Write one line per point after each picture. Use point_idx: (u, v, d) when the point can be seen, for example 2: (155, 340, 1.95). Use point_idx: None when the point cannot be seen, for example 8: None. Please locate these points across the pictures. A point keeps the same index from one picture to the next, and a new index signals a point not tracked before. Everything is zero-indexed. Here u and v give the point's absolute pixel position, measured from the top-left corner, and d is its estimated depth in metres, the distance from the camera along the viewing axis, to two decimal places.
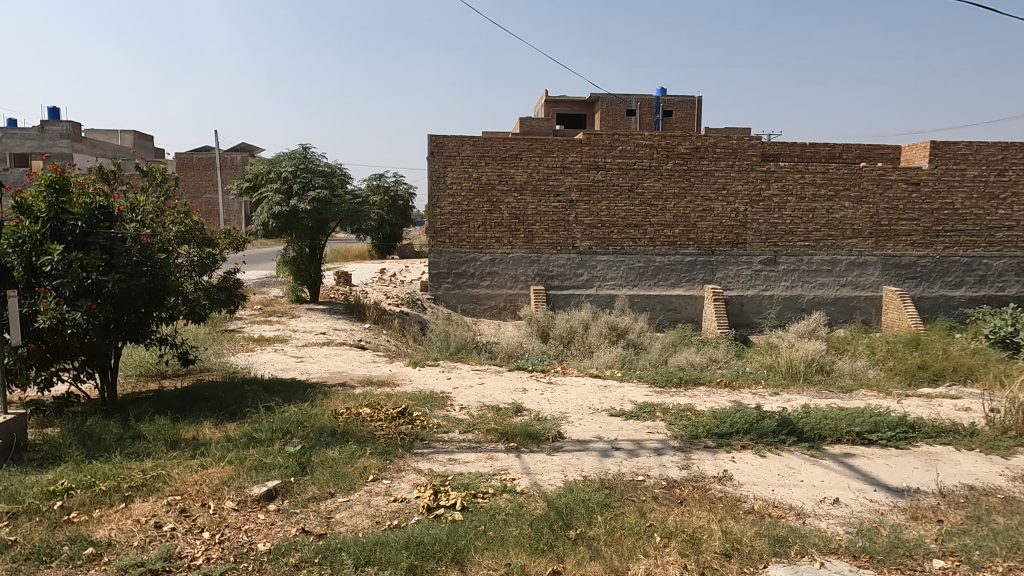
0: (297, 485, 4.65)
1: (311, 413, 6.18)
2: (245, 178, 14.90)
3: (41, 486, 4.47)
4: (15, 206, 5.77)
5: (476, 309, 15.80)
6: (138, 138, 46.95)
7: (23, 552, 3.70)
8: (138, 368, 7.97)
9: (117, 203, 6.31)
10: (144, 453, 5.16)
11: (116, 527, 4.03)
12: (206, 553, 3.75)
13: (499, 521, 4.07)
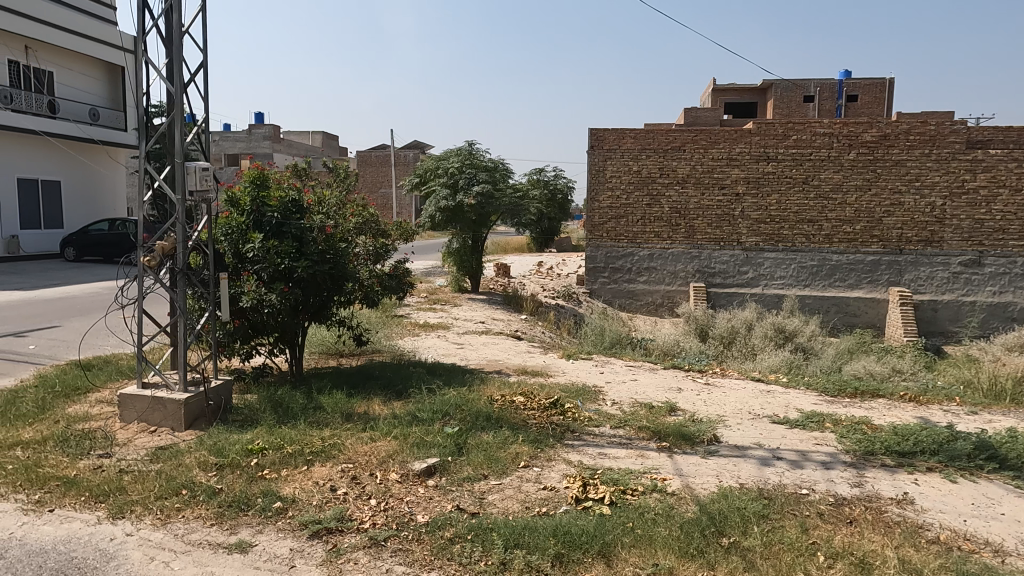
0: (453, 464, 4.90)
1: (468, 398, 6.48)
2: (416, 174, 15.88)
3: (242, 444, 5.12)
4: (227, 200, 6.65)
5: (632, 305, 15.55)
6: (326, 138, 51.92)
7: (227, 500, 4.29)
8: (320, 346, 8.84)
9: (307, 197, 7.00)
10: (324, 423, 5.73)
11: (299, 486, 4.52)
12: (372, 518, 4.08)
13: (647, 519, 4.00)
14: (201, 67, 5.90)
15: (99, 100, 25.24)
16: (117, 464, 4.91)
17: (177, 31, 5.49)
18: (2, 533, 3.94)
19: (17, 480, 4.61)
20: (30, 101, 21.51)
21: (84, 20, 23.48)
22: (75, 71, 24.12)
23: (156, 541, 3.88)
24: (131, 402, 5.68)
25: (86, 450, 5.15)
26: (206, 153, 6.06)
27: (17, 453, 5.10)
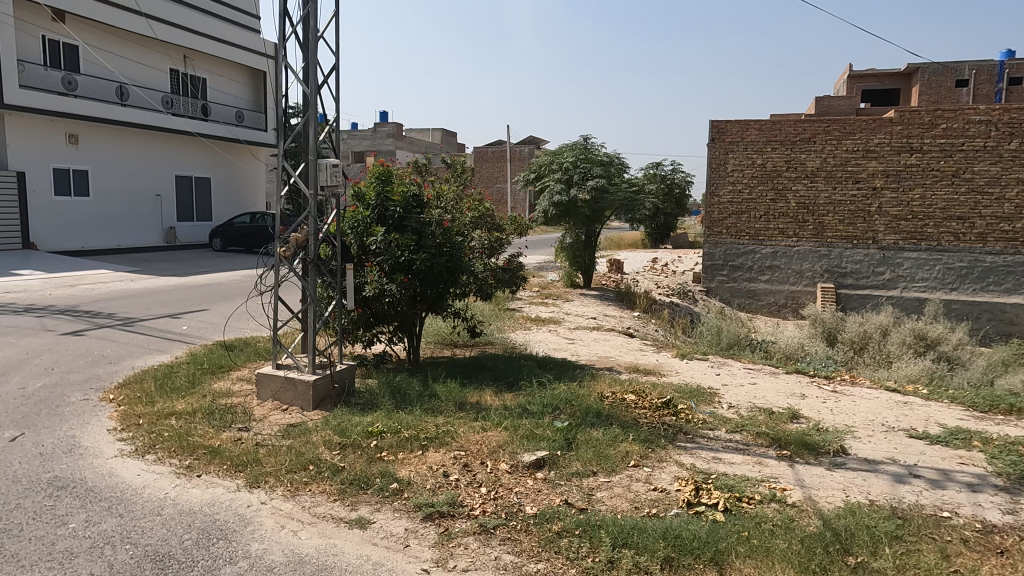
0: (562, 458, 4.91)
1: (579, 393, 6.46)
2: (531, 169, 16.02)
3: (363, 426, 5.41)
4: (353, 195, 7.03)
5: (753, 305, 14.86)
6: (445, 135, 53.51)
7: (348, 478, 4.56)
8: (436, 336, 9.15)
9: (427, 192, 7.25)
10: (439, 410, 5.93)
11: (414, 469, 4.72)
12: (482, 505, 4.18)
13: (764, 530, 3.81)
14: (333, 69, 6.27)
15: (244, 103, 27.53)
16: (254, 438, 5.35)
17: (313, 35, 5.87)
18: (158, 493, 4.41)
19: (171, 446, 5.14)
20: (187, 106, 23.88)
21: (233, 30, 25.71)
22: (225, 77, 26.49)
23: (286, 511, 4.19)
24: (266, 381, 6.16)
25: (228, 423, 5.65)
26: (336, 150, 6.44)
27: (171, 422, 5.68)
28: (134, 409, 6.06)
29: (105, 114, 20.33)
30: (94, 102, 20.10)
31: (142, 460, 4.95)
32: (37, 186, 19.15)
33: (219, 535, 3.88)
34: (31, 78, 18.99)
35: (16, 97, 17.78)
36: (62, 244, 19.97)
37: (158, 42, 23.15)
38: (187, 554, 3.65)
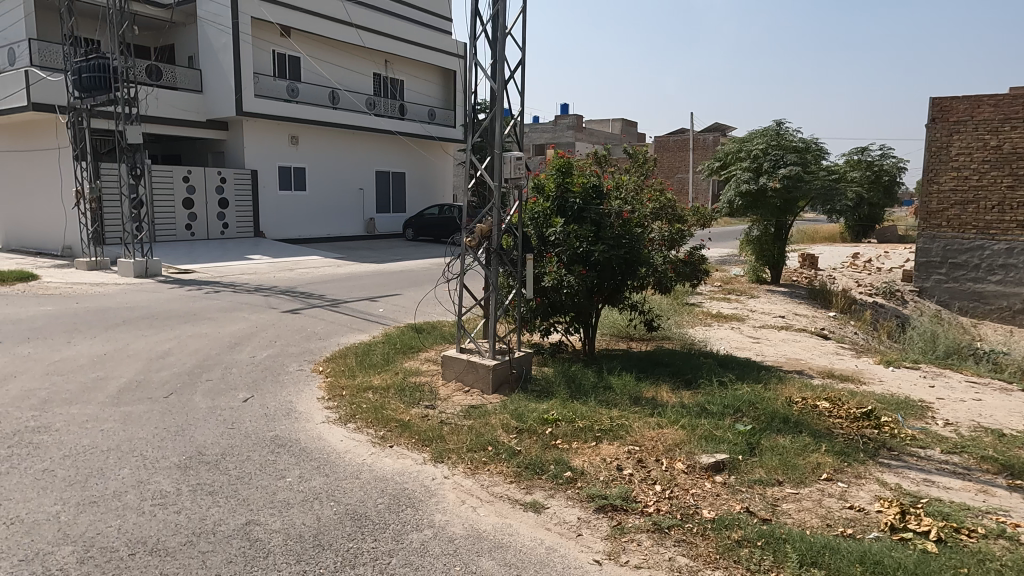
0: (744, 464, 4.64)
1: (764, 396, 6.05)
2: (716, 158, 15.27)
3: (539, 413, 5.54)
4: (534, 187, 7.19)
5: (979, 309, 13.27)
6: (626, 125, 52.91)
7: (524, 462, 4.70)
8: (612, 329, 9.09)
9: (607, 183, 7.20)
10: (613, 403, 5.89)
11: (588, 460, 4.73)
12: (656, 504, 4.09)
13: (989, 569, 3.30)
14: (519, 63, 6.44)
15: (437, 102, 29.41)
16: (439, 415, 5.71)
17: (501, 32, 6.08)
18: (357, 458, 4.89)
19: (368, 418, 5.66)
20: (387, 107, 26.04)
21: (429, 33, 27.53)
22: (420, 78, 28.47)
23: (466, 487, 4.42)
24: (451, 363, 6.54)
25: (416, 400, 6.09)
26: (521, 142, 6.63)
27: (369, 395, 6.26)
28: (339, 382, 6.76)
29: (320, 117, 22.84)
30: (312, 107, 22.67)
31: (345, 427, 5.52)
32: (267, 182, 22.05)
33: (407, 503, 4.20)
34: (264, 88, 21.89)
35: (252, 105, 20.60)
36: (285, 233, 22.83)
37: (365, 50, 25.50)
38: (380, 516, 4.00)
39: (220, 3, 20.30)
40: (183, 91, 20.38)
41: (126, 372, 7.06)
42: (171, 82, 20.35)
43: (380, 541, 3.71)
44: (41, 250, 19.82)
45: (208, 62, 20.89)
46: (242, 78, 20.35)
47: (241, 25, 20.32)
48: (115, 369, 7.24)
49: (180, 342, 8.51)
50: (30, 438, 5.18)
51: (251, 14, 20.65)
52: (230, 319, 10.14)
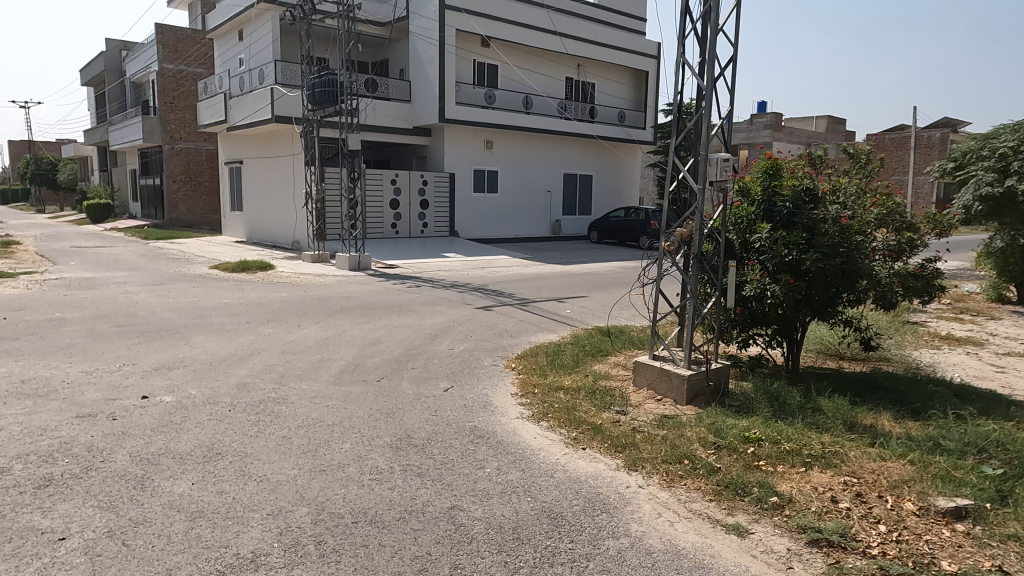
0: (993, 514, 3.97)
1: (1017, 437, 5.14)
2: (951, 158, 13.44)
3: (739, 430, 5.22)
4: (738, 190, 6.83)
5: None
6: (832, 123, 48.57)
7: (724, 480, 4.46)
8: (819, 345, 8.36)
9: (822, 185, 6.60)
10: (824, 427, 5.38)
11: (796, 487, 4.37)
12: (881, 546, 3.66)
13: None
14: (731, 60, 6.13)
15: (628, 104, 29.18)
16: (631, 422, 5.62)
17: (713, 28, 5.82)
18: (551, 457, 4.97)
19: (561, 417, 5.75)
20: (578, 110, 26.33)
21: (623, 35, 27.36)
22: (612, 80, 28.42)
23: (662, 500, 4.29)
24: (644, 370, 6.41)
25: (607, 404, 6.05)
26: (727, 143, 6.31)
27: (560, 395, 6.35)
28: (531, 379, 6.95)
29: (514, 122, 23.71)
30: (507, 112, 23.61)
31: (538, 425, 5.64)
32: (463, 184, 23.39)
33: (602, 508, 4.17)
34: (464, 95, 23.23)
35: (453, 112, 21.97)
36: (477, 233, 24.07)
37: (559, 55, 26.03)
38: (575, 518, 4.02)
39: (429, 18, 21.88)
40: (394, 101, 22.30)
41: (345, 356, 7.86)
42: (385, 93, 22.36)
43: (577, 543, 3.73)
44: (276, 243, 22.82)
45: (417, 74, 22.63)
46: (446, 87, 21.77)
47: (446, 37, 21.70)
48: (336, 351, 8.10)
49: (388, 331, 9.29)
50: (272, 407, 5.96)
51: (455, 26, 22.01)
52: (430, 312, 10.88)
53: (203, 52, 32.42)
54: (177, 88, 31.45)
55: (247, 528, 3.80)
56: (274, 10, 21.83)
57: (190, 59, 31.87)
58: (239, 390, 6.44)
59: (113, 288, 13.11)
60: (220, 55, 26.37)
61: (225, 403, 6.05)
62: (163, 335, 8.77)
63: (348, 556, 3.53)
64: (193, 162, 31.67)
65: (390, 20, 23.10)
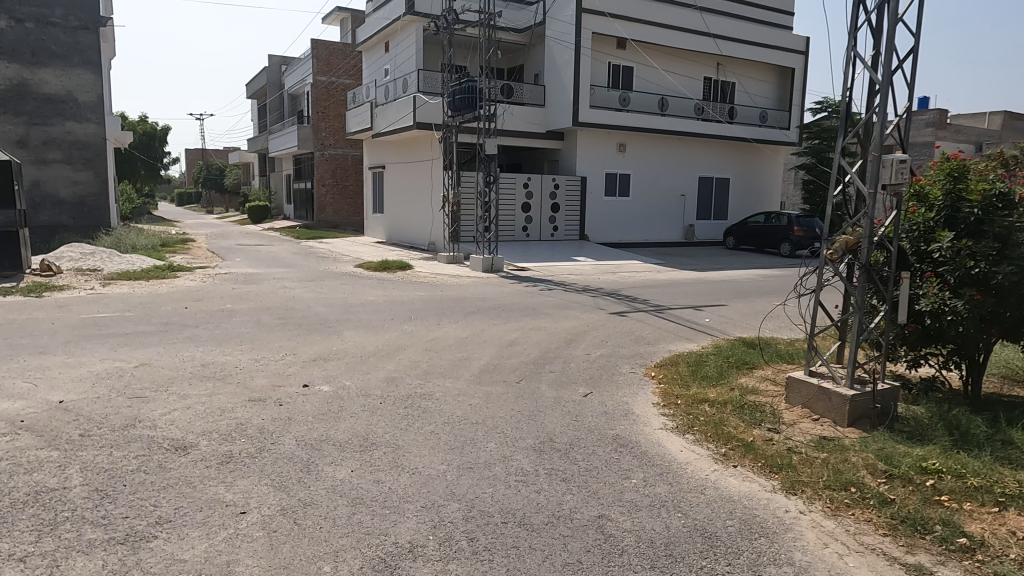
0: None
1: None
2: None
3: (914, 459, 4.73)
4: (913, 194, 6.26)
5: None
6: (1010, 119, 43.19)
7: (901, 514, 4.04)
8: (1004, 370, 7.43)
9: (1019, 189, 5.86)
10: (1019, 463, 4.74)
11: (989, 529, 3.87)
12: None
13: None
14: (912, 51, 5.56)
15: (771, 103, 27.63)
16: (786, 441, 5.27)
17: (892, 18, 5.32)
18: (700, 472, 4.76)
19: (708, 431, 5.50)
20: (716, 110, 25.31)
21: (769, 30, 25.92)
22: (754, 78, 27.04)
23: (828, 529, 3.96)
24: (798, 386, 6.00)
25: (758, 420, 5.72)
26: (903, 142, 5.78)
27: (705, 408, 6.08)
28: (673, 390, 6.72)
29: (648, 125, 23.24)
30: (642, 114, 23.19)
31: (684, 438, 5.43)
32: (594, 188, 23.26)
33: (761, 532, 3.93)
34: (598, 98, 23.11)
35: (587, 116, 21.89)
36: (607, 237, 23.84)
37: (698, 54, 25.18)
38: (731, 540, 3.82)
39: (566, 22, 21.96)
40: (529, 106, 22.61)
41: (484, 356, 8.04)
42: (520, 98, 22.75)
43: (735, 567, 3.53)
44: (413, 244, 23.89)
45: (552, 78, 22.81)
46: (580, 91, 21.76)
47: (582, 41, 21.65)
48: (475, 351, 8.30)
49: (524, 334, 9.39)
50: (419, 401, 6.21)
51: (592, 29, 21.91)
52: (564, 316, 10.87)
53: (352, 64, 34.64)
54: (328, 98, 33.84)
55: (404, 518, 3.95)
56: (418, 21, 22.89)
57: (341, 71, 34.17)
58: (388, 384, 6.76)
59: (273, 283, 14.29)
60: (368, 66, 28.05)
61: (376, 395, 6.37)
62: (317, 329, 9.42)
63: (500, 556, 3.57)
64: (340, 167, 33.92)
65: (527, 26, 23.45)
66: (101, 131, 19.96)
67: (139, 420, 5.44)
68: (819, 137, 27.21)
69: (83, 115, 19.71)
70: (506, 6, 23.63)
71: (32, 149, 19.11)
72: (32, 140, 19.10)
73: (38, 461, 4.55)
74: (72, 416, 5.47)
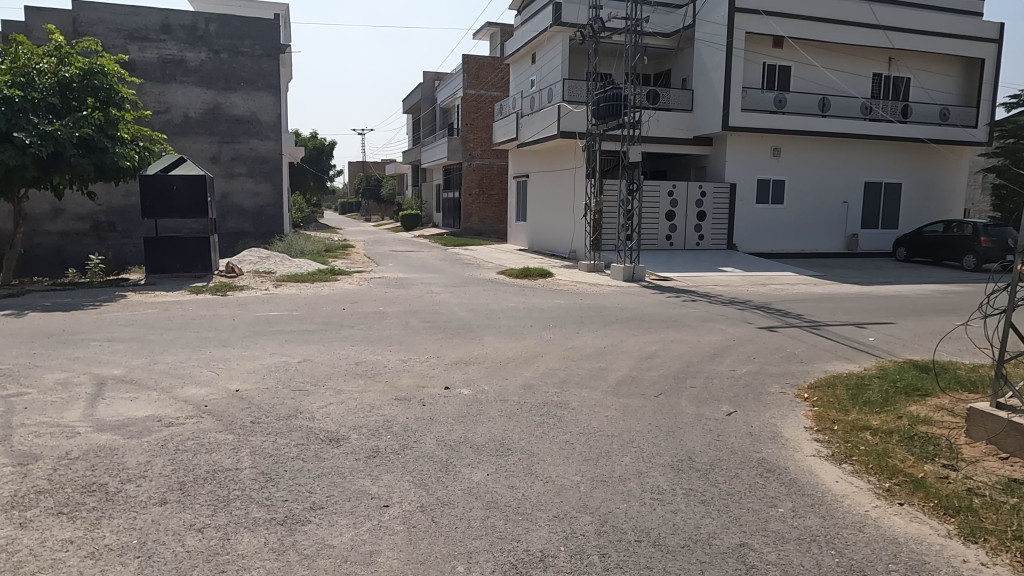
0: None
1: None
2: None
3: None
4: None
5: None
6: None
7: None
8: None
9: None
10: None
11: None
12: None
13: None
14: None
15: (954, 99, 24.75)
16: (965, 481, 4.65)
17: None
18: (858, 508, 4.33)
19: (869, 462, 5.00)
20: (886, 110, 23.13)
21: (952, 18, 23.24)
22: (933, 72, 24.38)
23: None
24: (983, 420, 5.28)
25: (931, 455, 5.10)
26: None
27: (866, 437, 5.53)
28: (828, 414, 6.19)
29: (806, 127, 21.72)
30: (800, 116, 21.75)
31: (840, 468, 4.98)
32: (745, 195, 22.14)
33: None
34: (752, 101, 21.98)
35: (738, 119, 20.92)
36: (758, 246, 22.57)
37: (865, 49, 23.16)
38: None
39: (717, 23, 21.09)
40: (676, 112, 22.05)
41: (623, 367, 7.90)
42: (666, 104, 22.25)
43: None
44: (554, 252, 24.10)
45: (701, 82, 22.05)
46: (732, 94, 20.83)
47: (734, 41, 20.67)
48: (613, 362, 8.17)
49: (665, 346, 9.13)
50: (554, 410, 6.23)
51: (746, 28, 20.85)
52: (708, 329, 10.41)
53: (499, 77, 35.71)
54: (476, 110, 35.15)
55: (536, 526, 3.97)
56: (565, 31, 23.12)
57: (490, 84, 35.38)
58: (525, 391, 6.84)
59: (421, 288, 15.06)
60: (515, 77, 28.77)
61: (513, 401, 6.47)
62: (460, 333, 9.77)
63: None
64: (486, 176, 35.06)
65: (675, 30, 22.86)
66: (278, 147, 22.18)
67: (299, 412, 5.94)
68: (1014, 135, 23.50)
69: (264, 133, 22.03)
70: (654, 11, 23.20)
71: (223, 165, 21.66)
72: (223, 157, 21.65)
73: (216, 443, 5.11)
74: (245, 404, 6.10)
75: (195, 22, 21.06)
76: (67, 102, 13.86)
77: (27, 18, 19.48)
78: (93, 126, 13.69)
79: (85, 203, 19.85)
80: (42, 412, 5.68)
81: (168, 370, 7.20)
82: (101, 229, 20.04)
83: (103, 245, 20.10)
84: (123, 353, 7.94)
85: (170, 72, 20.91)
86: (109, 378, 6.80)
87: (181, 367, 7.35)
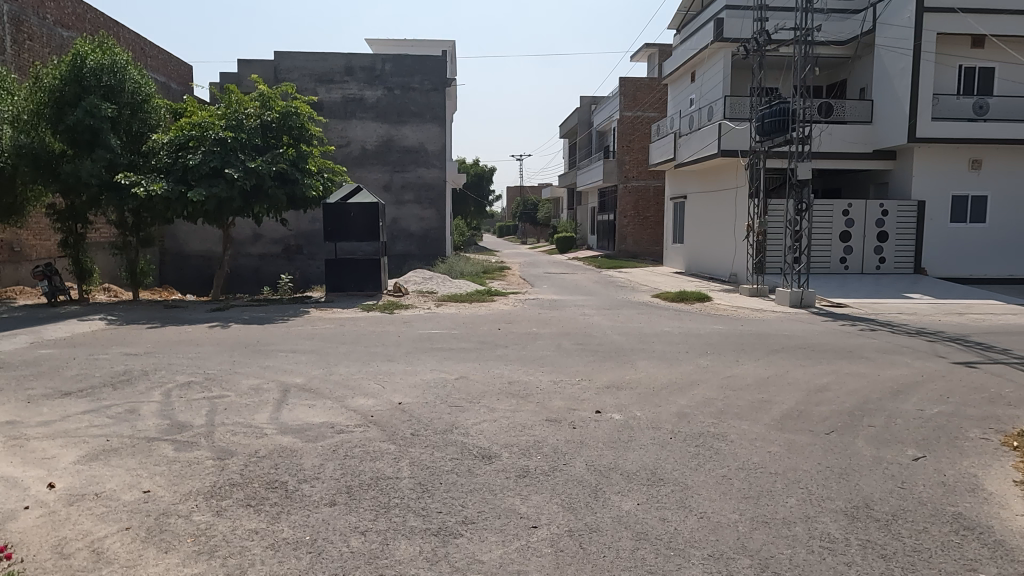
0: None
1: None
2: None
3: None
4: None
5: None
6: None
7: None
8: None
9: None
10: None
11: None
12: None
13: None
14: None
15: None
16: None
17: None
18: None
19: None
20: None
21: None
22: None
23: None
24: None
25: None
26: None
27: None
28: None
29: (1014, 135, 19.05)
30: (1007, 123, 19.12)
31: None
32: (937, 214, 19.79)
33: None
34: (945, 109, 19.76)
35: (928, 130, 18.88)
36: (955, 271, 20.00)
37: None
38: None
39: (902, 26, 19.25)
40: (853, 125, 20.39)
41: (789, 399, 7.35)
42: (841, 116, 20.69)
43: None
44: (713, 275, 23.20)
45: (882, 91, 20.21)
46: (920, 103, 18.86)
47: (924, 44, 18.69)
48: (778, 394, 7.60)
49: (838, 378, 8.36)
50: (712, 441, 5.92)
51: (938, 29, 18.78)
52: (891, 362, 9.37)
53: (657, 97, 35.20)
54: (633, 132, 34.90)
55: (689, 563, 3.77)
56: (726, 47, 22.33)
57: (647, 105, 34.98)
58: (680, 419, 6.58)
59: (575, 309, 15.11)
60: (674, 97, 28.19)
61: (667, 429, 6.24)
62: (612, 356, 9.66)
63: None
64: (642, 198, 34.60)
65: (852, 36, 21.12)
66: (442, 174, 23.55)
67: (455, 426, 6.18)
68: None
69: (431, 161, 23.52)
70: (827, 18, 21.64)
71: (393, 193, 23.40)
72: (394, 185, 23.40)
73: (380, 451, 5.47)
74: (407, 416, 6.47)
75: (373, 63, 23.11)
76: (268, 140, 15.79)
77: (239, 70, 22.54)
78: (287, 161, 15.47)
79: (279, 229, 22.37)
80: (237, 413, 6.43)
81: (342, 381, 7.82)
82: (290, 251, 22.47)
83: (291, 265, 22.50)
84: (304, 364, 8.77)
85: (351, 109, 23.07)
86: (293, 386, 7.55)
87: (353, 378, 7.98)
